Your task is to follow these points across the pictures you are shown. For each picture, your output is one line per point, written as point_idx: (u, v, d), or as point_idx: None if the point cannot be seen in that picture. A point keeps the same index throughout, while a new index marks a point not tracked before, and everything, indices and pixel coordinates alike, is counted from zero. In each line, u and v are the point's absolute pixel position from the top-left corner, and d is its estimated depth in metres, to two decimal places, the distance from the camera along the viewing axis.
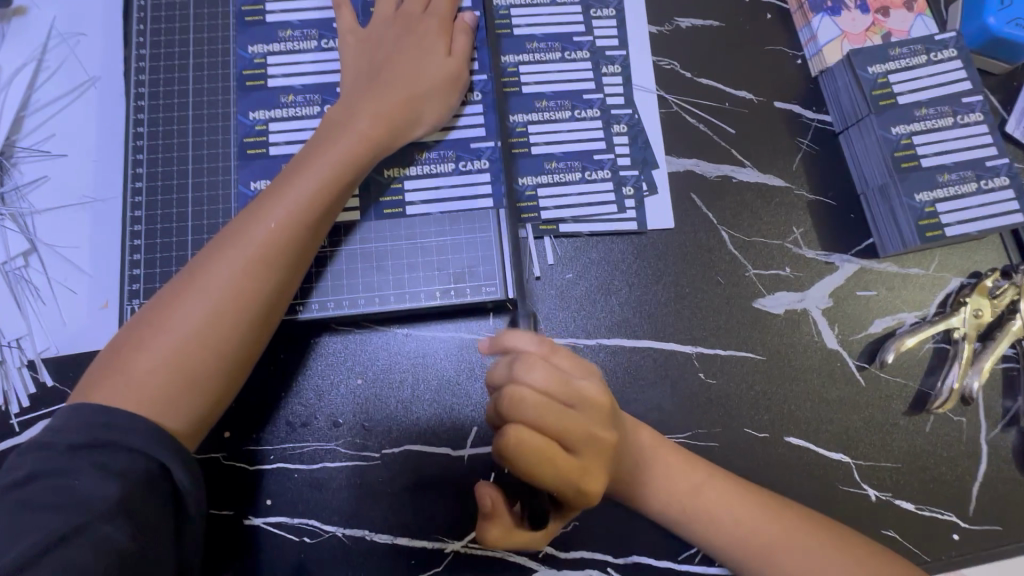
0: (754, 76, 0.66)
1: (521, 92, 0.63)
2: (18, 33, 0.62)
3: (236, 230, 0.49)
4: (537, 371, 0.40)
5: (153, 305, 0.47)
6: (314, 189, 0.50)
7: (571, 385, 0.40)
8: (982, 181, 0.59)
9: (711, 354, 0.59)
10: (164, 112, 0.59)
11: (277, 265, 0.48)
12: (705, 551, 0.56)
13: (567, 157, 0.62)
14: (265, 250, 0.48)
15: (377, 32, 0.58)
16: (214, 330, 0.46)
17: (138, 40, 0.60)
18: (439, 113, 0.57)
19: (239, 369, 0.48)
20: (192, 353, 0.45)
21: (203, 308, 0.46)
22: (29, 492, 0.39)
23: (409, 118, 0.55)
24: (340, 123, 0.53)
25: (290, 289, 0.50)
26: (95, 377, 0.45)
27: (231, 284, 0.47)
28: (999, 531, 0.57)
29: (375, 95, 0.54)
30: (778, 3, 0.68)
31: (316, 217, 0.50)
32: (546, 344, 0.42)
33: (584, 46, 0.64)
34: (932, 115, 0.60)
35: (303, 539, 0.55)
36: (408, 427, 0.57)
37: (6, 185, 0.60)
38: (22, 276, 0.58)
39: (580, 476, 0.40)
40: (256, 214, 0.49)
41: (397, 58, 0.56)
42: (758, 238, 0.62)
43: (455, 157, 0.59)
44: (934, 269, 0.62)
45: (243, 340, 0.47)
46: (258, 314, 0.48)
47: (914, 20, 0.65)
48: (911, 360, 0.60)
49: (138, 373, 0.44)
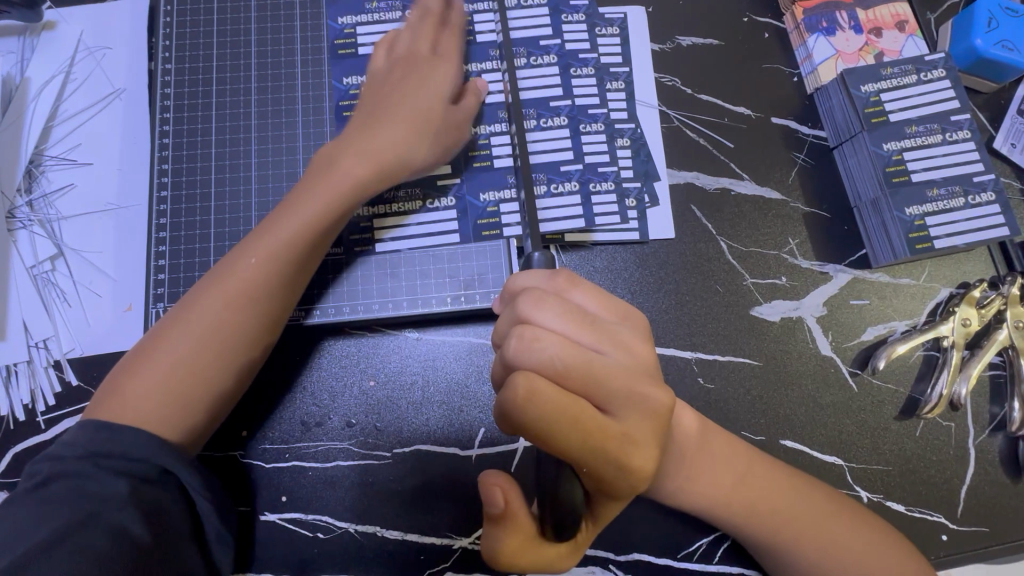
0: (752, 93, 0.69)
1: (526, 103, 0.65)
2: (47, 47, 0.65)
3: (229, 261, 0.51)
4: (552, 309, 0.39)
5: (151, 333, 0.50)
6: (304, 222, 0.52)
7: (592, 325, 0.39)
8: (970, 196, 0.61)
9: (710, 360, 0.62)
10: (188, 124, 0.62)
11: (267, 295, 0.51)
12: (703, 549, 0.58)
13: (570, 169, 0.64)
14: (255, 280, 0.50)
15: (383, 74, 0.58)
16: (205, 355, 0.49)
17: (163, 55, 0.63)
18: (434, 157, 0.57)
19: (226, 395, 0.51)
20: (183, 377, 0.48)
21: (197, 335, 0.49)
22: (46, 492, 0.42)
23: (400, 160, 0.55)
24: (331, 157, 0.54)
25: (279, 317, 0.52)
26: (96, 400, 0.48)
27: (223, 313, 0.49)
28: (986, 532, 0.59)
29: (371, 134, 0.54)
30: (776, 23, 0.71)
31: (307, 249, 0.52)
32: (559, 280, 0.41)
33: (589, 63, 0.67)
34: (922, 133, 0.63)
35: (316, 535, 0.57)
36: (417, 428, 0.59)
37: (35, 192, 0.62)
38: (49, 279, 0.61)
39: (615, 435, 0.37)
40: (251, 243, 0.52)
41: (393, 97, 0.56)
42: (755, 249, 0.65)
43: (546, 180, 0.63)
44: (924, 279, 0.64)
45: (233, 364, 0.50)
46: (245, 342, 0.50)
47: (906, 40, 0.68)
48: (901, 366, 0.63)
49: (131, 398, 0.47)
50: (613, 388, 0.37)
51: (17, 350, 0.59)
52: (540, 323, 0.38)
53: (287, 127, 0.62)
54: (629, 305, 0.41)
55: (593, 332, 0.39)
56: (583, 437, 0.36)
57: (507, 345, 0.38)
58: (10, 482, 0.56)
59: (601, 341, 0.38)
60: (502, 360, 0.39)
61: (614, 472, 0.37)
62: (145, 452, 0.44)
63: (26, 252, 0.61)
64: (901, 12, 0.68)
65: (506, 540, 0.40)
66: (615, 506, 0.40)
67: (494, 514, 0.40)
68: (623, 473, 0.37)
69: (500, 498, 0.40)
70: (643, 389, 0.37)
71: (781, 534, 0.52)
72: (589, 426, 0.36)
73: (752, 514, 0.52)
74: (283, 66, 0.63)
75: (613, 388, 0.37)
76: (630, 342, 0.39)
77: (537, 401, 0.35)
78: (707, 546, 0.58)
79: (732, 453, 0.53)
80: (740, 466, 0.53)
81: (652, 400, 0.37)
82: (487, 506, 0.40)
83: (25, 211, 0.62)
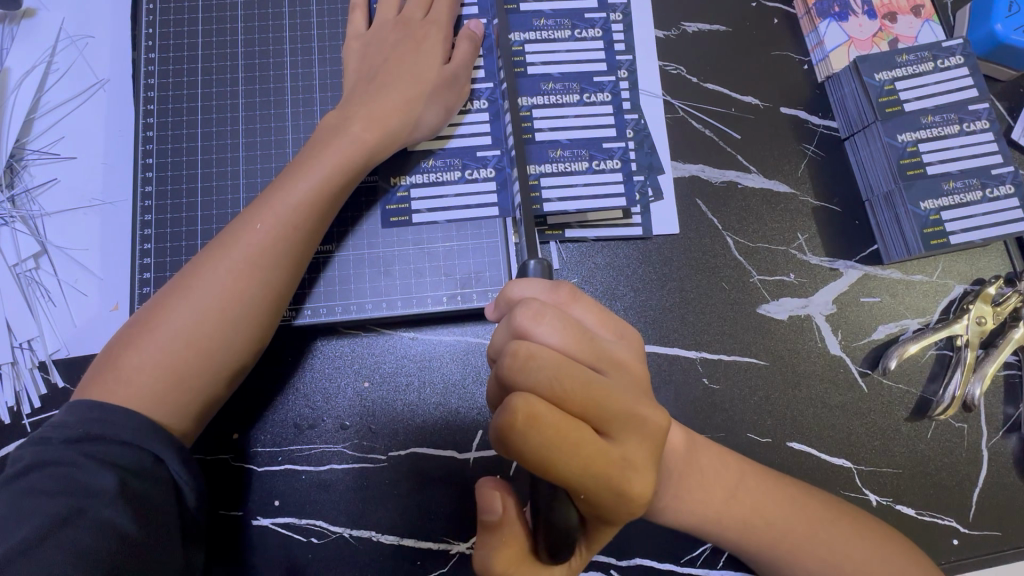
0: (760, 81, 0.66)
1: (527, 73, 0.62)
2: (27, 36, 0.63)
3: (229, 234, 0.50)
4: (552, 325, 0.37)
5: (150, 304, 0.48)
6: (310, 188, 0.51)
7: (591, 342, 0.38)
8: (987, 190, 0.59)
9: (714, 360, 0.60)
10: (173, 115, 0.59)
11: (269, 265, 0.49)
12: (706, 553, 0.56)
13: (573, 145, 0.61)
14: (257, 251, 0.49)
15: (378, 34, 0.58)
16: (205, 329, 0.47)
17: (147, 44, 0.61)
18: (439, 117, 0.57)
19: (230, 371, 0.48)
20: (183, 353, 0.46)
21: (195, 309, 0.47)
22: (29, 483, 0.39)
23: (407, 122, 0.55)
24: (335, 126, 0.53)
25: (284, 290, 0.50)
26: (90, 376, 0.46)
27: (224, 284, 0.48)
28: (998, 536, 0.58)
29: (373, 99, 0.54)
30: (785, 8, 0.68)
31: (311, 218, 0.51)
32: (561, 293, 0.40)
33: (596, 24, 0.64)
34: (938, 123, 0.60)
35: (310, 540, 0.55)
36: (413, 429, 0.58)
37: (16, 187, 0.60)
38: (33, 278, 0.59)
39: (615, 461, 0.35)
40: (254, 210, 0.50)
41: (392, 63, 0.56)
42: (763, 245, 0.63)
43: (588, 156, 0.61)
44: (938, 276, 0.62)
45: (236, 338, 0.48)
46: (249, 313, 0.48)
47: (922, 26, 0.65)
48: (913, 367, 0.61)
49: (129, 371, 0.45)
50: (614, 411, 0.36)
51: None
52: (538, 339, 0.37)
53: (276, 119, 0.59)
54: (625, 325, 0.41)
55: (593, 351, 0.38)
56: (584, 464, 0.34)
57: (501, 362, 0.36)
58: None
59: (601, 362, 0.38)
60: (496, 378, 0.36)
61: (613, 499, 0.36)
62: (132, 440, 0.42)
63: (9, 250, 0.59)
64: None
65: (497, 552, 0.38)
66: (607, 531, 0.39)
67: (487, 524, 0.38)
68: (622, 499, 0.36)
69: (496, 506, 0.38)
70: (643, 410, 0.36)
71: (790, 541, 0.50)
72: (588, 453, 0.34)
73: (760, 519, 0.50)
74: (271, 56, 0.61)
75: (614, 412, 0.36)
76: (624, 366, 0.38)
77: (538, 427, 0.33)
78: (711, 552, 0.56)
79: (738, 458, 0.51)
80: (745, 469, 0.51)
81: (648, 422, 0.36)
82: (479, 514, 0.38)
83: (6, 206, 0.59)
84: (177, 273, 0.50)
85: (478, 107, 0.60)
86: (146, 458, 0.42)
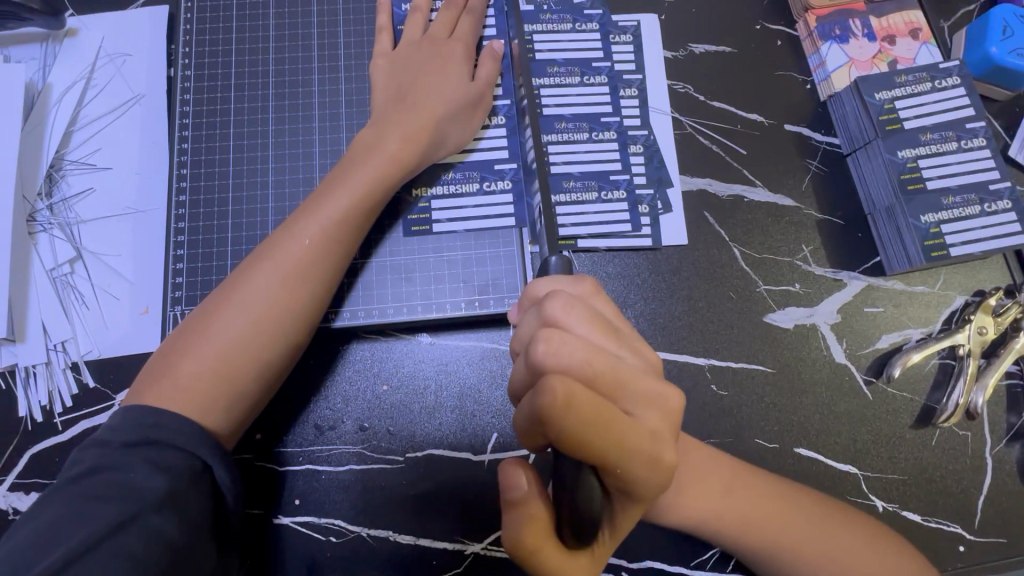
0: (765, 100, 0.69)
1: (543, 113, 0.65)
2: (69, 53, 0.66)
3: (273, 244, 0.52)
4: (577, 315, 0.39)
5: (200, 312, 0.50)
6: (352, 202, 0.53)
7: (616, 334, 0.40)
8: (986, 204, 0.61)
9: (723, 367, 0.62)
10: (206, 128, 0.62)
11: (313, 276, 0.51)
12: (717, 557, 0.57)
13: (584, 176, 0.64)
14: (302, 264, 0.51)
15: (405, 53, 0.61)
16: (253, 338, 0.49)
17: (183, 62, 0.64)
18: (464, 132, 0.60)
19: (275, 376, 0.51)
20: (235, 360, 0.48)
21: (243, 319, 0.49)
22: (80, 488, 0.41)
23: (434, 139, 0.58)
24: (372, 143, 0.56)
25: (326, 298, 0.53)
26: (142, 382, 0.48)
27: (272, 294, 0.50)
28: (1004, 544, 0.59)
29: (400, 117, 0.57)
30: (788, 30, 0.71)
31: (349, 231, 0.53)
32: (583, 287, 0.42)
33: (603, 71, 0.67)
34: (937, 140, 0.62)
35: (330, 539, 0.57)
36: (430, 432, 0.60)
37: (55, 196, 0.63)
38: (68, 282, 0.61)
39: (643, 436, 0.37)
40: (298, 222, 0.52)
41: (418, 84, 0.59)
42: (769, 256, 0.65)
43: (597, 187, 0.64)
44: (940, 287, 0.64)
45: (280, 346, 0.50)
46: (295, 322, 0.51)
47: (919, 48, 0.68)
48: (917, 375, 0.62)
49: (184, 378, 0.47)
50: (638, 391, 0.38)
51: (34, 351, 0.59)
52: (567, 327, 0.38)
53: (303, 132, 0.63)
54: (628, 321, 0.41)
55: (615, 339, 0.39)
56: (616, 438, 0.36)
57: (534, 348, 0.37)
58: (27, 482, 0.56)
59: (621, 347, 0.39)
60: (527, 366, 0.37)
61: (646, 472, 0.37)
62: (179, 440, 0.44)
63: (46, 255, 0.62)
64: (914, 21, 0.69)
65: (524, 531, 0.39)
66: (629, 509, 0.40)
67: (508, 499, 0.40)
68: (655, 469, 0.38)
69: (521, 481, 0.40)
70: (661, 390, 0.38)
71: (800, 550, 0.51)
72: (614, 432, 0.36)
73: (768, 521, 0.51)
74: (300, 73, 0.64)
75: (636, 391, 0.38)
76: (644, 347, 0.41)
77: (574, 408, 0.34)
78: (722, 555, 0.58)
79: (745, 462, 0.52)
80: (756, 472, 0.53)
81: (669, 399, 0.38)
82: (502, 490, 0.41)
83: (44, 214, 0.62)
84: (222, 282, 0.52)
85: (497, 123, 0.63)
86: (196, 466, 0.44)
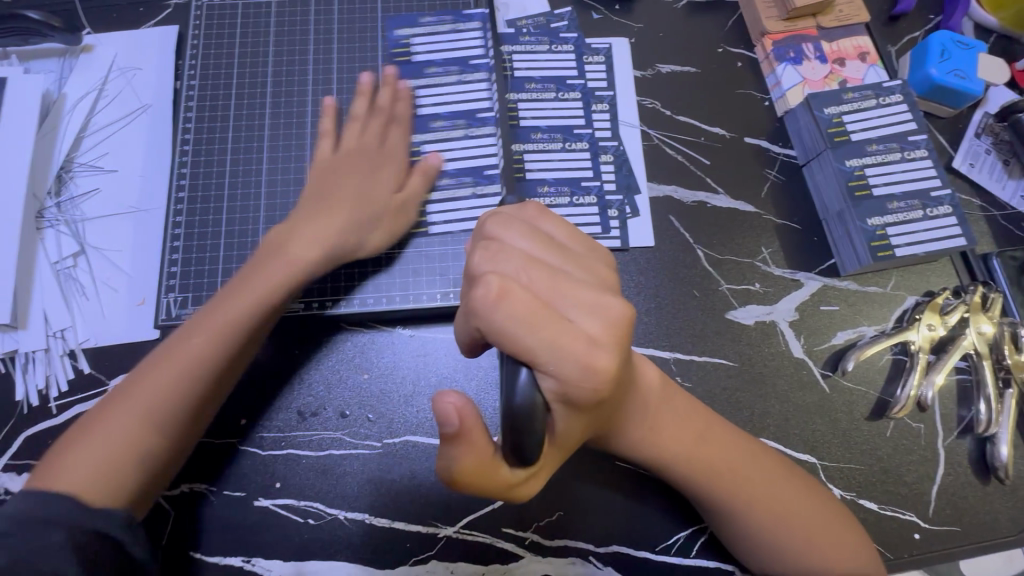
0: (726, 116, 0.75)
1: (519, 125, 0.71)
2: (84, 66, 0.72)
3: (185, 330, 0.55)
4: (518, 231, 0.41)
5: (110, 395, 0.53)
6: (266, 289, 0.57)
7: (560, 249, 0.41)
8: (928, 209, 0.66)
9: (687, 360, 0.65)
10: (207, 133, 0.68)
11: (215, 360, 0.54)
12: (681, 541, 0.60)
13: (558, 183, 0.69)
14: (205, 351, 0.54)
15: (342, 153, 0.64)
16: (154, 421, 0.51)
17: (189, 74, 0.70)
18: (383, 240, 0.63)
19: (176, 452, 0.53)
20: (133, 441, 0.50)
21: (149, 401, 0.51)
22: None
23: (350, 243, 0.61)
24: (288, 237, 0.59)
25: (229, 377, 0.55)
26: (45, 462, 0.49)
27: (175, 377, 0.52)
28: (958, 532, 0.61)
29: (341, 207, 0.61)
30: (748, 53, 0.78)
31: (260, 317, 0.56)
32: (531, 213, 0.44)
33: (576, 88, 0.73)
34: (882, 151, 0.67)
35: (308, 521, 0.59)
36: (407, 420, 0.62)
37: (64, 195, 0.67)
38: (70, 274, 0.65)
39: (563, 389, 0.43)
40: (210, 309, 0.56)
41: (346, 187, 0.62)
42: (730, 256, 0.69)
43: (570, 192, 0.69)
44: (891, 288, 0.68)
45: (181, 424, 0.52)
46: (197, 400, 0.53)
47: (867, 69, 0.74)
48: (871, 369, 0.66)
49: (79, 460, 0.49)
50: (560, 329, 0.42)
51: (35, 338, 0.63)
52: (508, 241, 0.41)
53: (296, 138, 0.68)
54: (595, 242, 0.44)
55: (560, 255, 0.41)
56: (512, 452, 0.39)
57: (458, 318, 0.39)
58: (20, 464, 0.59)
59: (566, 263, 0.41)
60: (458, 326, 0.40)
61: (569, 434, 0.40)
62: None
63: (51, 249, 0.66)
64: (861, 45, 0.75)
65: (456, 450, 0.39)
66: (553, 459, 0.43)
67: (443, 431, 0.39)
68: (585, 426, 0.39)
69: (452, 417, 0.38)
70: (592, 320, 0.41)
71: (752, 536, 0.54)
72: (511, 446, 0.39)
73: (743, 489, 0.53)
74: (296, 84, 0.70)
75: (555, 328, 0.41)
76: (595, 264, 0.42)
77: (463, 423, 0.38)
78: (686, 539, 0.60)
79: (688, 416, 0.53)
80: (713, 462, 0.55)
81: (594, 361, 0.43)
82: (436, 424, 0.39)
83: (53, 211, 0.67)
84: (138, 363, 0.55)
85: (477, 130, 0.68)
86: None
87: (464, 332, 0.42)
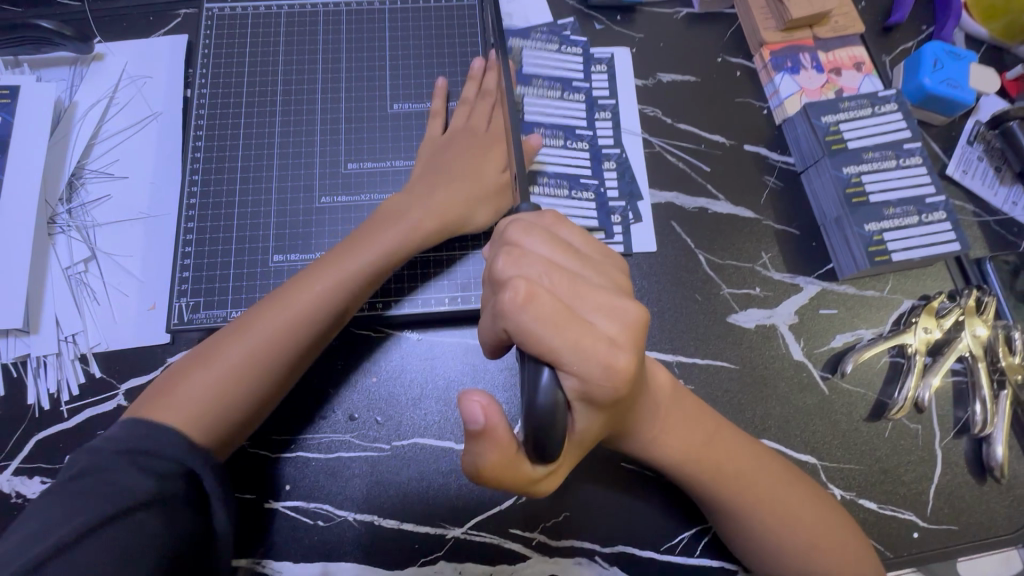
0: (726, 124, 0.76)
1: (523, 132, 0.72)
2: (95, 75, 0.73)
3: (290, 288, 0.57)
4: (538, 236, 0.42)
5: (212, 340, 0.55)
6: (369, 260, 0.59)
7: (577, 254, 0.42)
8: (923, 215, 0.67)
9: (689, 362, 0.66)
10: (217, 140, 0.69)
11: (313, 323, 0.56)
12: (685, 541, 0.61)
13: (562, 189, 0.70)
14: (308, 310, 0.56)
15: (451, 138, 0.67)
16: (252, 368, 0.53)
17: (199, 82, 0.71)
18: (490, 216, 0.65)
19: (262, 403, 0.55)
20: (232, 385, 0.52)
21: (252, 348, 0.54)
22: (91, 472, 0.44)
23: (459, 219, 0.63)
24: (397, 211, 0.62)
25: (321, 340, 0.57)
26: (146, 398, 0.52)
27: (275, 331, 0.54)
28: (955, 531, 0.62)
29: (445, 187, 0.63)
30: (746, 63, 0.79)
31: (360, 287, 0.58)
32: (547, 218, 0.45)
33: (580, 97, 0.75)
34: (878, 158, 0.69)
35: (317, 523, 0.60)
36: (415, 423, 0.63)
37: (75, 201, 0.68)
38: (82, 279, 0.66)
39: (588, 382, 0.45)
40: (315, 271, 0.58)
41: (464, 168, 0.65)
42: (730, 261, 0.70)
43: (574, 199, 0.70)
44: (888, 292, 0.70)
45: (272, 378, 0.54)
46: (290, 357, 0.55)
47: (862, 79, 0.76)
48: (869, 371, 0.67)
49: (180, 398, 0.51)
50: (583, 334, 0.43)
51: (46, 342, 0.63)
52: (528, 246, 0.42)
53: (306, 145, 0.69)
54: (610, 248, 0.45)
55: (577, 260, 0.42)
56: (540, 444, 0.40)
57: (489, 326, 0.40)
58: (31, 468, 0.59)
59: (584, 267, 0.42)
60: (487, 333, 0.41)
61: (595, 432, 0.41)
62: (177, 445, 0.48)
63: (62, 254, 0.67)
64: (856, 55, 0.77)
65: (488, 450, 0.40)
66: (572, 455, 0.44)
67: (470, 429, 0.39)
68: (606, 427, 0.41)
69: (478, 415, 0.39)
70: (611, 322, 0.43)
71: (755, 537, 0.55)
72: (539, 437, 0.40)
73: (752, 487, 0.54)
74: (305, 93, 0.71)
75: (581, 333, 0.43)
76: (610, 269, 0.43)
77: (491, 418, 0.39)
78: (690, 539, 0.61)
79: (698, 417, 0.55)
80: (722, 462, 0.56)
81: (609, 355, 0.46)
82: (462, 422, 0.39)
83: (64, 217, 0.68)
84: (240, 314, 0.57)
85: None
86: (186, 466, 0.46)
87: (486, 335, 0.43)
